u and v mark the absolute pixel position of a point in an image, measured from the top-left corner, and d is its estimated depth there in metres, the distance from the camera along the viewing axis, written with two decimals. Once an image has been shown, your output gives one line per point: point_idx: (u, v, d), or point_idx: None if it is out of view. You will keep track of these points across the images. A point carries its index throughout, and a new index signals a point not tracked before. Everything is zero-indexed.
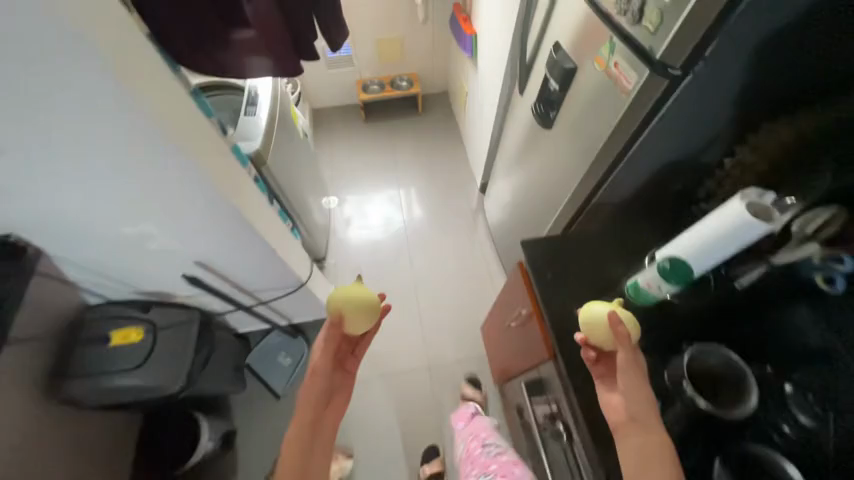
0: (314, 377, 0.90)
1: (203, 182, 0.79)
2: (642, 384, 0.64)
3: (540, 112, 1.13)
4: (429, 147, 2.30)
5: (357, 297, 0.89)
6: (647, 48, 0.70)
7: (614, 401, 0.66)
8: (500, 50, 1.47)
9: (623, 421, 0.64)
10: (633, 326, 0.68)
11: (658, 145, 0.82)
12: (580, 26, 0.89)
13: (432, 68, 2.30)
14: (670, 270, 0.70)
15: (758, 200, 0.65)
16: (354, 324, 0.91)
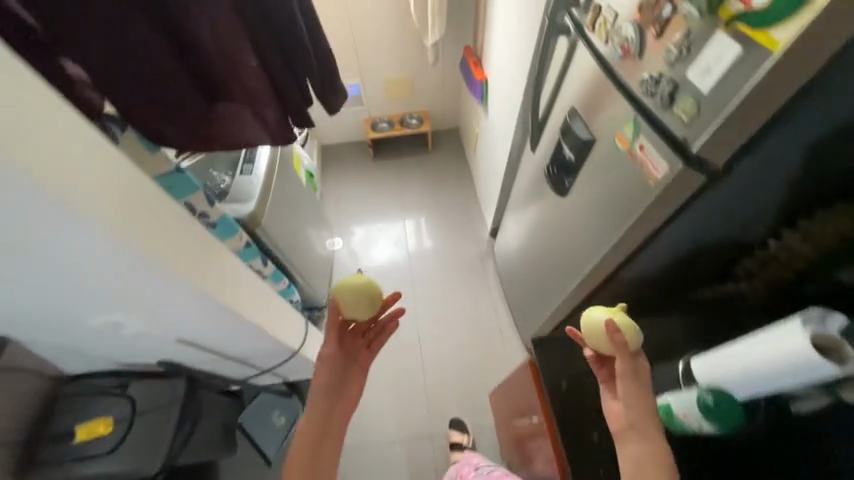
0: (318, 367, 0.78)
1: (172, 275, 0.71)
2: (645, 392, 0.58)
3: (553, 176, 1.03)
4: (438, 187, 2.22)
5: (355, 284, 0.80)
6: (679, 139, 0.59)
7: (615, 407, 0.60)
8: (511, 100, 1.39)
9: (622, 428, 0.58)
10: (633, 331, 0.61)
11: (690, 232, 0.72)
12: (597, 96, 0.80)
13: (443, 106, 2.25)
14: (712, 405, 0.61)
15: (820, 329, 0.53)
16: (356, 312, 0.81)
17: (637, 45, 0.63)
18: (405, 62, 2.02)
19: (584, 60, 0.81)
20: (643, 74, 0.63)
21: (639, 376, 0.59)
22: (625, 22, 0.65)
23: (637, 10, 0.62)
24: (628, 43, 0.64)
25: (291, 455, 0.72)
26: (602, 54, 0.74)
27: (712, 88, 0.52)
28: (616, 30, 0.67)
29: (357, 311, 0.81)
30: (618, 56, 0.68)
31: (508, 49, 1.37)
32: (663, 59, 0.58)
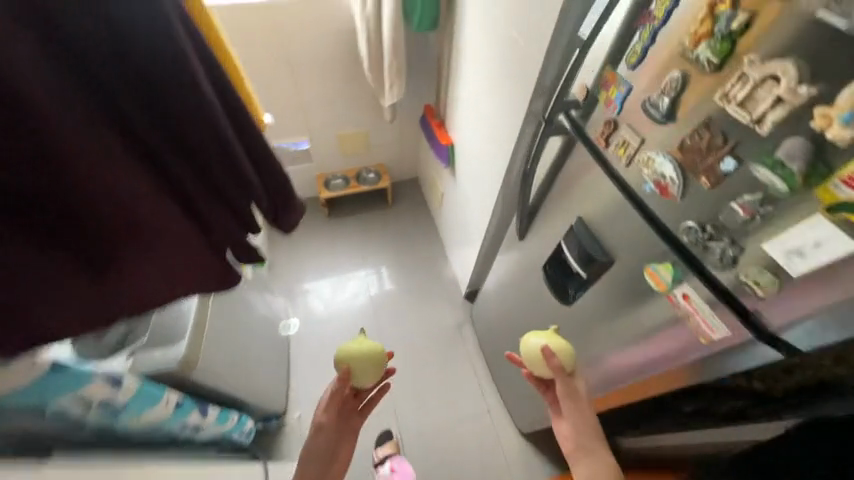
0: (318, 434, 0.86)
1: None
2: (583, 408, 0.75)
3: (555, 283, 0.88)
4: (402, 244, 2.03)
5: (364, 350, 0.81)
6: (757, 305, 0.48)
7: (564, 429, 0.77)
8: (485, 172, 1.27)
9: (573, 450, 0.75)
10: (563, 354, 0.74)
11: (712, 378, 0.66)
12: (610, 215, 0.67)
13: (401, 159, 2.09)
14: None
15: None
16: (362, 375, 0.82)
17: (681, 186, 0.51)
18: (357, 117, 1.84)
19: (593, 171, 0.69)
20: (688, 221, 0.52)
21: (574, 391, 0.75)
22: (659, 154, 0.54)
23: (677, 146, 0.51)
24: (667, 182, 0.53)
25: None
26: (622, 175, 0.62)
27: (802, 273, 0.41)
28: (645, 158, 0.56)
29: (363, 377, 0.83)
30: (648, 187, 0.57)
31: (479, 119, 1.25)
32: (722, 215, 0.47)
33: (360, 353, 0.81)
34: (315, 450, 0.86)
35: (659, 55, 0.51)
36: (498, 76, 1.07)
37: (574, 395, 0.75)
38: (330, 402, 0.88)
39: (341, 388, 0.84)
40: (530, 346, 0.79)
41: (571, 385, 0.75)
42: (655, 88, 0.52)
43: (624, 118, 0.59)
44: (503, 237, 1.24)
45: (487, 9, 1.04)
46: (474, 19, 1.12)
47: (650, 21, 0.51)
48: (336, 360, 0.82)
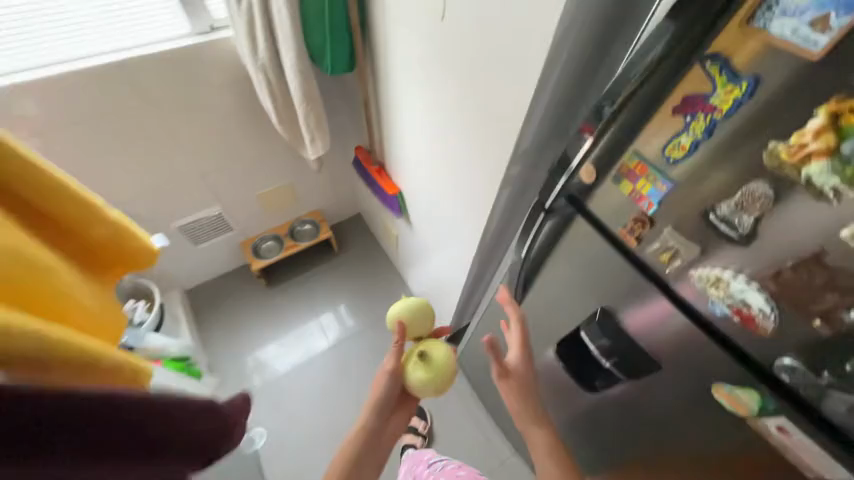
0: (378, 378, 0.90)
1: None
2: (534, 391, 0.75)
3: (574, 365, 0.75)
4: (361, 295, 1.78)
5: (413, 309, 0.91)
6: None
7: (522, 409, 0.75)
8: (451, 222, 1.08)
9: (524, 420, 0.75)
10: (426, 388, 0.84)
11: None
12: (660, 322, 0.52)
13: (338, 201, 1.83)
14: None
15: None
16: (417, 330, 0.92)
17: (775, 320, 0.39)
18: (276, 170, 1.54)
19: (619, 271, 0.54)
20: (787, 357, 0.40)
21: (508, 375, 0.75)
22: (733, 274, 0.41)
23: (767, 274, 0.38)
24: (753, 312, 0.40)
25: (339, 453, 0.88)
26: (668, 283, 0.49)
27: None
28: (711, 276, 0.43)
29: (419, 330, 0.93)
30: (717, 307, 0.44)
31: (430, 170, 1.05)
32: (850, 367, 0.35)
33: (411, 312, 0.90)
34: (385, 395, 0.91)
35: (724, 158, 0.37)
36: (447, 128, 0.88)
37: (512, 383, 0.75)
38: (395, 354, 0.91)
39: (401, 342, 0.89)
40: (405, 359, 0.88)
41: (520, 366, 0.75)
42: (724, 197, 0.38)
43: (667, 220, 0.45)
44: (481, 297, 1.08)
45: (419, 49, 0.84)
46: (402, 58, 0.91)
47: (706, 113, 0.36)
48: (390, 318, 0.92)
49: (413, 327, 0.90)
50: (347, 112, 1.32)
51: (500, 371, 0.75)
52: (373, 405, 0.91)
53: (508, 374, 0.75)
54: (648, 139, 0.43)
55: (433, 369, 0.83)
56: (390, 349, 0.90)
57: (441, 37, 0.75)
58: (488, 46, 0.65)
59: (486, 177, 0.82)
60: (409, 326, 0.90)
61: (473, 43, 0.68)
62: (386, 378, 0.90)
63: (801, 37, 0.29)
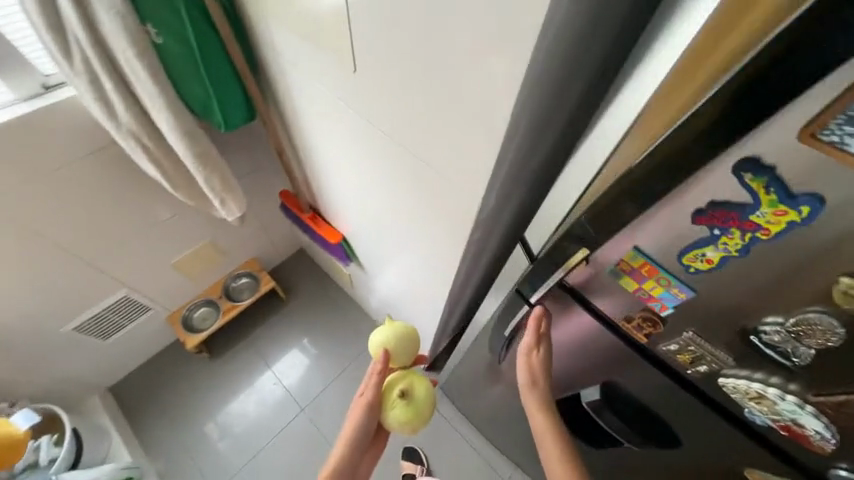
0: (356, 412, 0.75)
1: None
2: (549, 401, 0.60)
3: (582, 426, 0.68)
4: (323, 342, 1.59)
5: (402, 332, 0.76)
6: None
7: (541, 425, 0.59)
8: (408, 270, 0.95)
9: (546, 440, 0.58)
10: (402, 426, 0.72)
11: None
12: (682, 408, 0.46)
13: (274, 244, 1.60)
14: None
15: None
16: (402, 357, 0.77)
17: (835, 444, 0.33)
18: (188, 231, 1.28)
19: (629, 360, 0.46)
20: (843, 471, 0.34)
21: (538, 349, 0.58)
22: (780, 394, 0.34)
23: (828, 402, 0.31)
24: (806, 432, 0.34)
25: None
26: (691, 383, 0.41)
27: None
28: (750, 390, 0.36)
29: (404, 359, 0.79)
30: (757, 417, 0.37)
31: (377, 221, 0.91)
32: None
33: (400, 336, 0.76)
34: (361, 436, 0.76)
35: (770, 281, 0.28)
36: (389, 184, 0.74)
37: (533, 362, 0.59)
38: (375, 388, 0.74)
39: (383, 372, 0.75)
40: (384, 392, 0.74)
41: (535, 371, 0.60)
42: (769, 319, 0.30)
43: (687, 327, 0.37)
44: (461, 347, 0.98)
45: (336, 98, 0.68)
46: (318, 105, 0.75)
47: (744, 230, 0.27)
48: (372, 339, 0.77)
49: (398, 356, 0.76)
50: (259, 156, 1.11)
51: (527, 344, 0.58)
52: (345, 446, 0.76)
53: (535, 350, 0.59)
54: (659, 244, 0.33)
55: (412, 409, 0.70)
56: (369, 379, 0.75)
57: (361, 88, 0.61)
58: (420, 107, 0.52)
59: (446, 240, 0.70)
60: (394, 353, 0.76)
61: (402, 102, 0.54)
62: (364, 411, 0.74)
63: None
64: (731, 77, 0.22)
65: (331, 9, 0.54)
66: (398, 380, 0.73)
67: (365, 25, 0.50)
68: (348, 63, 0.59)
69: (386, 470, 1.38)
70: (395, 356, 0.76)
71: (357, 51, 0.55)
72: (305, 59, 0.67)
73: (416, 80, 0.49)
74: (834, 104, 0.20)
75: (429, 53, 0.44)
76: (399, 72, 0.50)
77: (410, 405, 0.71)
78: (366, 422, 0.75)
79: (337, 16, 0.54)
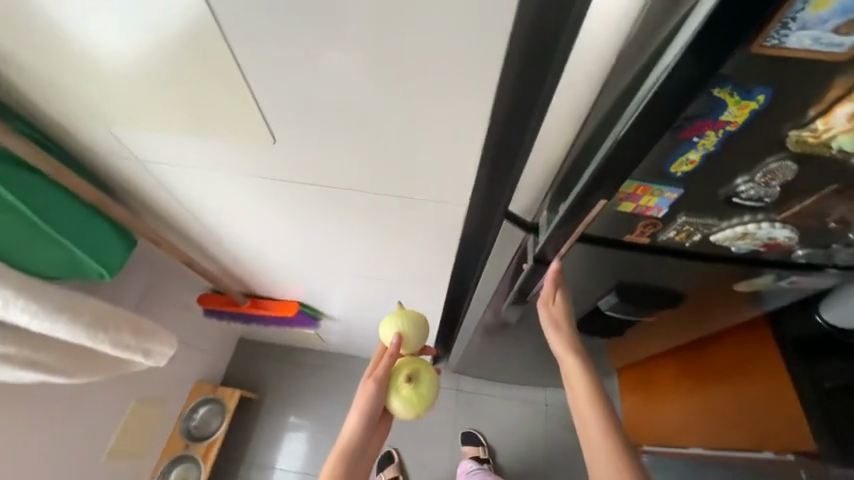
0: (370, 383, 0.68)
1: None
2: (579, 348, 0.60)
3: (605, 326, 0.79)
4: (325, 408, 1.47)
5: (414, 318, 0.72)
6: None
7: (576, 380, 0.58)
8: (389, 292, 0.93)
9: (580, 396, 0.57)
10: (402, 412, 0.67)
11: (728, 309, 0.78)
12: (681, 272, 0.56)
13: (213, 354, 1.36)
14: None
15: None
16: (414, 342, 0.73)
17: (796, 236, 0.44)
18: (108, 407, 1.00)
19: (639, 261, 0.54)
20: (799, 250, 0.48)
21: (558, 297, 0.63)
22: (758, 226, 0.44)
23: (789, 214, 0.41)
24: (777, 238, 0.45)
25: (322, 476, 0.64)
26: (689, 249, 0.51)
27: None
28: (736, 234, 0.46)
29: (415, 346, 0.74)
30: (741, 247, 0.48)
31: (341, 270, 0.85)
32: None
33: (414, 322, 0.72)
34: (375, 411, 0.68)
35: (740, 157, 0.36)
36: (347, 229, 0.69)
37: (554, 313, 0.63)
38: (389, 359, 0.69)
39: (394, 348, 0.70)
40: (390, 375, 0.70)
41: (559, 323, 0.62)
42: (740, 182, 0.38)
43: (680, 215, 0.44)
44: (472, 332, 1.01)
45: (254, 176, 0.59)
46: (227, 192, 0.64)
47: (717, 129, 0.33)
48: (384, 325, 0.72)
49: (411, 341, 0.72)
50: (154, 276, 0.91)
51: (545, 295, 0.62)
52: (357, 422, 0.68)
53: (552, 299, 0.62)
54: (650, 169, 0.38)
55: (417, 396, 0.67)
56: (381, 360, 0.70)
57: (286, 154, 0.53)
58: (374, 143, 0.49)
59: (432, 247, 0.70)
60: (406, 338, 0.72)
61: (343, 146, 0.50)
62: (372, 388, 0.68)
63: (822, 43, 0.26)
64: (699, 24, 0.25)
65: (218, 88, 0.45)
66: (407, 363, 0.69)
67: (274, 90, 0.44)
68: (262, 135, 0.51)
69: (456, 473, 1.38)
70: (408, 343, 0.72)
71: (269, 119, 0.48)
72: (191, 151, 0.56)
73: (363, 121, 0.46)
74: (776, 17, 0.25)
75: (375, 91, 0.41)
76: (338, 121, 0.46)
77: (415, 391, 0.67)
78: (376, 401, 0.68)
79: (230, 95, 0.45)
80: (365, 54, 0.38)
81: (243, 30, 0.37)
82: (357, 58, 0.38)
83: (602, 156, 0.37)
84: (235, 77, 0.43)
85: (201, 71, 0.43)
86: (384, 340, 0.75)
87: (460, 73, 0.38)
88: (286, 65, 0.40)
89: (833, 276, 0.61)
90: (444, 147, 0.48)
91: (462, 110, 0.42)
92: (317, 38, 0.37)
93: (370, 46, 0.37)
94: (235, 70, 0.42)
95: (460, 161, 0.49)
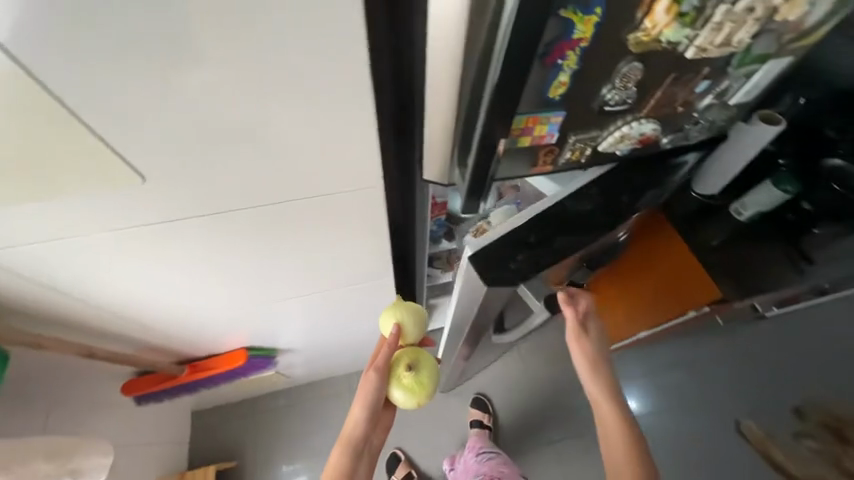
0: (370, 375, 0.70)
1: None
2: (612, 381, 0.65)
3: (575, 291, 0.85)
4: (313, 443, 1.40)
5: (413, 309, 0.73)
6: (717, 125, 0.60)
7: (607, 412, 0.63)
8: (336, 303, 0.90)
9: (609, 427, 0.63)
10: (403, 400, 0.69)
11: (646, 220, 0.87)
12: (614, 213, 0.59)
13: (166, 442, 1.20)
14: (779, 181, 0.90)
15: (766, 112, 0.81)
16: (413, 332, 0.74)
17: (660, 127, 0.51)
18: None
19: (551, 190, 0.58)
20: (666, 139, 0.55)
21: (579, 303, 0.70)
22: (630, 127, 0.50)
23: (648, 109, 0.48)
24: (648, 133, 0.52)
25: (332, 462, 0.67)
26: (585, 165, 0.56)
27: (757, 95, 0.54)
28: (616, 139, 0.51)
29: (415, 337, 0.75)
30: (624, 149, 0.54)
31: (277, 299, 0.79)
32: (698, 111, 0.52)
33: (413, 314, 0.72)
34: (376, 402, 0.70)
35: (598, 68, 0.40)
36: (267, 255, 0.64)
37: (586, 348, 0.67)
38: (387, 351, 0.70)
39: (393, 340, 0.71)
40: (390, 367, 0.71)
41: (588, 355, 0.67)
42: (605, 91, 0.43)
43: (569, 136, 0.49)
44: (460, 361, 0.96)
45: (136, 227, 0.51)
46: (110, 254, 0.54)
47: (574, 48, 0.37)
48: (385, 319, 0.73)
49: (410, 333, 0.73)
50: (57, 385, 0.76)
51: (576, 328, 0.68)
52: (358, 413, 0.70)
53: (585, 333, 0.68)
54: (531, 100, 0.41)
55: (417, 385, 0.68)
56: (380, 352, 0.71)
57: (167, 192, 0.47)
58: (266, 157, 0.46)
59: (363, 243, 0.69)
60: (405, 330, 0.73)
61: (230, 167, 0.46)
62: (375, 378, 0.70)
63: None
64: None
65: (44, 142, 0.37)
66: (408, 353, 0.70)
67: (123, 127, 0.38)
68: (127, 179, 0.43)
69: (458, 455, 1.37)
70: (407, 334, 0.73)
71: (128, 161, 0.41)
72: (42, 223, 0.46)
73: (242, 137, 0.42)
74: None
75: (245, 98, 0.38)
76: (215, 143, 0.42)
77: (414, 380, 0.68)
78: (379, 389, 0.69)
79: (70, 148, 0.38)
80: (219, 59, 0.34)
81: (53, 67, 0.31)
82: (209, 72, 0.35)
83: (486, 101, 0.39)
84: (69, 124, 0.36)
85: (10, 129, 0.34)
86: (383, 333, 0.76)
87: (329, 57, 0.36)
88: (128, 97, 0.35)
89: (693, 155, 0.73)
90: (339, 140, 0.46)
91: (344, 95, 0.41)
92: (155, 60, 0.33)
93: (220, 51, 0.33)
94: (67, 116, 0.35)
95: (359, 150, 0.48)
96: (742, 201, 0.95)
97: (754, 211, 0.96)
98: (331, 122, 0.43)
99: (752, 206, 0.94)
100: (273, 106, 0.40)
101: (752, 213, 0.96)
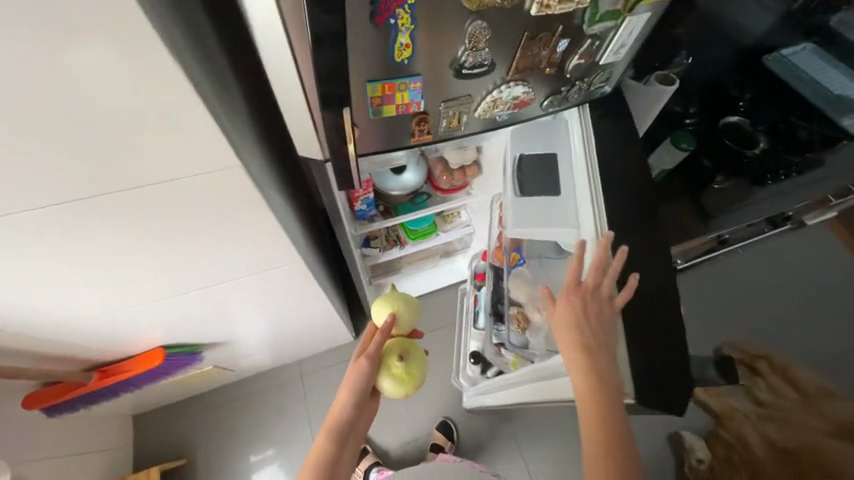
0: (361, 363, 0.68)
1: None
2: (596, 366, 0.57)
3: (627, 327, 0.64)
4: (268, 433, 1.38)
5: (408, 299, 0.73)
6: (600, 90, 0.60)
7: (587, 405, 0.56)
8: (251, 296, 0.86)
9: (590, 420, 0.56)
10: (394, 390, 0.68)
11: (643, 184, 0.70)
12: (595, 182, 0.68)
13: (101, 449, 1.15)
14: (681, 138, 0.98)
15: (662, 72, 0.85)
16: (408, 322, 0.74)
17: (532, 90, 0.51)
18: None
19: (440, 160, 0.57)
20: (544, 103, 0.55)
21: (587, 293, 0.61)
22: (502, 93, 0.49)
23: (513, 71, 0.47)
24: (522, 96, 0.51)
25: (316, 446, 0.67)
26: (469, 134, 0.55)
27: (627, 55, 0.55)
28: (490, 105, 0.50)
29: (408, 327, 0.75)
30: (503, 115, 0.54)
31: (181, 296, 0.75)
32: (569, 72, 0.52)
33: (407, 304, 0.72)
34: (365, 390, 0.69)
35: (441, 28, 0.39)
36: (146, 251, 0.60)
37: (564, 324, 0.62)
38: (379, 340, 0.69)
39: (387, 328, 0.70)
40: (380, 356, 0.70)
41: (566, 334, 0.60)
42: (460, 53, 0.42)
43: (439, 102, 0.48)
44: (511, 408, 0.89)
45: None
46: None
47: (402, 6, 0.35)
48: (381, 307, 0.72)
49: (405, 323, 0.72)
50: None
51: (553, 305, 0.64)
52: (347, 400, 0.69)
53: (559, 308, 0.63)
54: (374, 64, 0.40)
55: (408, 375, 0.67)
56: (374, 339, 0.70)
57: None
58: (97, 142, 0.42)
59: (258, 228, 0.65)
60: (401, 319, 0.72)
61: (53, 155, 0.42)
62: (365, 366, 0.69)
63: None
64: None
65: None
66: (398, 343, 0.70)
67: None
68: None
69: (413, 430, 1.40)
70: (400, 322, 0.72)
71: None
72: None
73: (48, 115, 0.38)
74: None
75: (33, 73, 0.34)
76: (18, 125, 0.38)
77: (408, 369, 0.68)
78: (368, 377, 0.69)
79: None
80: None
81: None
82: None
83: (314, 63, 0.36)
84: None
85: None
86: (374, 323, 0.75)
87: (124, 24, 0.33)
88: None
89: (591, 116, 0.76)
90: (178, 118, 0.43)
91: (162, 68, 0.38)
92: None
93: None
94: None
95: (205, 130, 0.45)
96: (652, 159, 1.03)
97: (661, 168, 1.05)
98: (157, 93, 0.40)
99: (660, 162, 1.02)
100: (75, 76, 0.36)
101: (660, 170, 1.05)
